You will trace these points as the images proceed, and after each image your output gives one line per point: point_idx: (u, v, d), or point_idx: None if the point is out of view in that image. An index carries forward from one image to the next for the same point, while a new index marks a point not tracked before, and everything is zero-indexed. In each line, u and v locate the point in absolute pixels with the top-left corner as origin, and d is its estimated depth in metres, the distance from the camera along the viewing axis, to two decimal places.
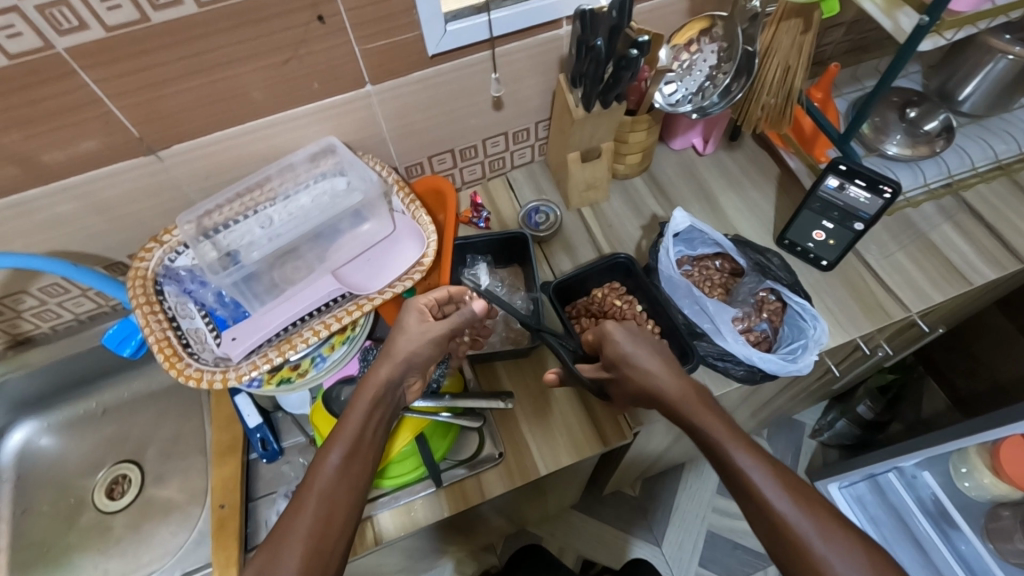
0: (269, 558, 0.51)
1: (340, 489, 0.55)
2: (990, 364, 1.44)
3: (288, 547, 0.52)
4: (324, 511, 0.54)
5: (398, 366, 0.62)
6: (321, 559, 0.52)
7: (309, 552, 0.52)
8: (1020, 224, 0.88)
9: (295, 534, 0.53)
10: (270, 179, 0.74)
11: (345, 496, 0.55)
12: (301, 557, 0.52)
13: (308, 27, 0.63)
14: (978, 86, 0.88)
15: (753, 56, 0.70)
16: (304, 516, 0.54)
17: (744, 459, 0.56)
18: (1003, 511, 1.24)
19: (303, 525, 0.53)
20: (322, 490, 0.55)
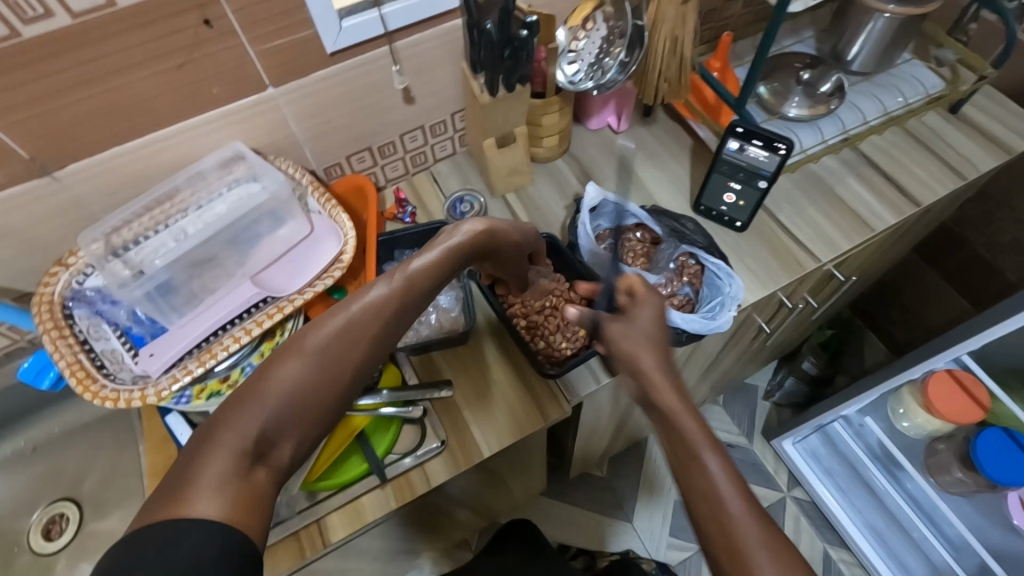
0: (279, 355, 0.45)
1: (357, 334, 0.47)
2: (918, 310, 1.52)
3: (287, 367, 0.44)
4: (335, 358, 0.46)
5: (450, 253, 0.55)
6: (300, 421, 0.44)
7: (286, 408, 0.44)
8: (915, 171, 0.94)
9: (281, 377, 0.44)
10: (178, 191, 0.73)
11: (355, 359, 0.47)
12: (275, 411, 0.43)
13: (196, 31, 0.62)
14: (863, 46, 0.93)
15: (642, 29, 0.75)
16: (335, 326, 0.47)
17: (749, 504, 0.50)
18: (939, 445, 1.30)
19: (310, 354, 0.45)
20: (342, 330, 0.47)
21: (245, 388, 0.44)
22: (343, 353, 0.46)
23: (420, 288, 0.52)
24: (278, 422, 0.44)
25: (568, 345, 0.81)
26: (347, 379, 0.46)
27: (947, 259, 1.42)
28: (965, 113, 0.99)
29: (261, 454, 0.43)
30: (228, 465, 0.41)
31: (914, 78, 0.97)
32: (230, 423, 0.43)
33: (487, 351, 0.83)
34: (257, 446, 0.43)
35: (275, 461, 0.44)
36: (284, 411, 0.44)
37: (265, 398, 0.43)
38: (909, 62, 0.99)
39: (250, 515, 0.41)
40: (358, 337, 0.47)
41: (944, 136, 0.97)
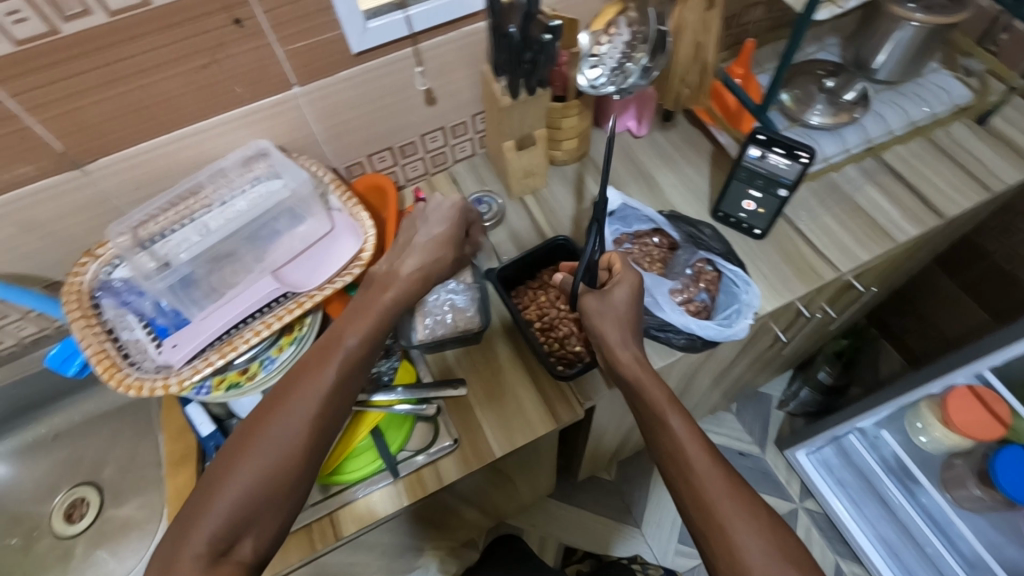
0: (231, 455, 0.55)
1: (301, 419, 0.57)
2: (937, 322, 1.49)
3: (235, 467, 0.54)
4: (274, 456, 0.55)
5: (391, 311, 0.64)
6: (256, 514, 0.54)
7: (238, 502, 0.53)
8: (938, 182, 0.93)
9: (234, 480, 0.54)
10: (204, 187, 0.74)
11: (297, 444, 0.56)
12: (228, 510, 0.53)
13: (224, 30, 0.64)
14: (889, 55, 0.92)
15: (665, 34, 0.74)
16: (275, 421, 0.56)
17: (711, 479, 0.58)
18: (956, 460, 1.29)
19: (252, 450, 0.55)
20: (271, 436, 0.56)
21: (201, 495, 0.54)
22: (286, 442, 0.56)
23: (351, 366, 0.60)
24: (239, 520, 0.53)
25: (581, 347, 0.82)
26: (291, 465, 0.55)
27: (969, 272, 1.39)
28: (992, 124, 0.97)
29: (224, 550, 0.52)
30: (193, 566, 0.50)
31: (939, 87, 0.96)
32: (188, 530, 0.52)
33: (501, 350, 0.84)
34: (220, 544, 0.52)
35: (239, 551, 0.53)
36: (236, 511, 0.53)
37: (218, 499, 0.53)
38: (935, 72, 0.98)
39: None
40: (297, 425, 0.56)
41: (969, 147, 0.95)
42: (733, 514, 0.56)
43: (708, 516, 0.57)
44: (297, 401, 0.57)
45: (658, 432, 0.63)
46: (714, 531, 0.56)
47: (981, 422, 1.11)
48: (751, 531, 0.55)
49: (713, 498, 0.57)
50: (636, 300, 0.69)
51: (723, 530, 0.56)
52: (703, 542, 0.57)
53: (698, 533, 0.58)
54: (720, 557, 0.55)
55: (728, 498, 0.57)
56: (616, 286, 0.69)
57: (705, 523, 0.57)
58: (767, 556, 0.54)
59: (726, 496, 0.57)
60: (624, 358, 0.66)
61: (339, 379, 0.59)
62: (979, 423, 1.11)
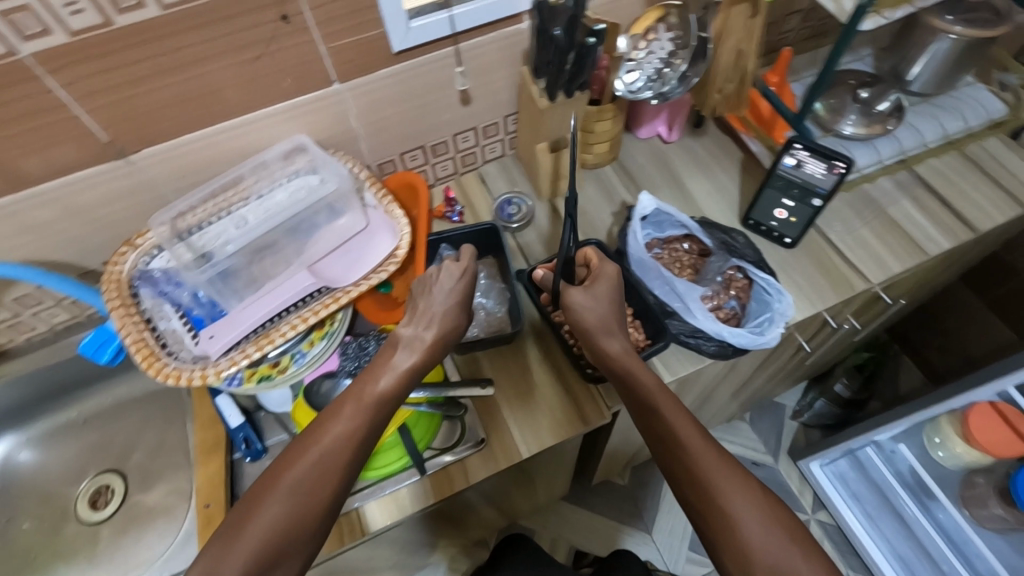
0: (281, 463, 0.56)
1: (354, 434, 0.58)
2: (961, 337, 1.48)
3: (286, 473, 0.55)
4: (326, 463, 0.56)
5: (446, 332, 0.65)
6: (303, 528, 0.54)
7: (285, 513, 0.54)
8: (973, 196, 0.92)
9: (286, 483, 0.55)
10: (244, 179, 0.75)
11: (347, 455, 0.57)
12: (280, 510, 0.54)
13: (272, 26, 0.64)
14: (925, 66, 0.92)
15: (706, 41, 0.74)
16: (325, 430, 0.57)
17: (715, 466, 0.58)
18: (976, 478, 1.27)
19: (305, 459, 0.56)
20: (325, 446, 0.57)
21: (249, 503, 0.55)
22: (337, 455, 0.56)
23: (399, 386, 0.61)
24: (286, 532, 0.53)
25: None
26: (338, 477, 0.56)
27: (995, 287, 1.38)
28: None
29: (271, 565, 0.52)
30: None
31: (976, 101, 0.95)
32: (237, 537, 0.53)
33: (529, 350, 0.84)
34: (269, 556, 0.52)
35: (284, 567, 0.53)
36: (291, 510, 0.54)
37: (265, 506, 0.54)
38: (972, 85, 0.97)
39: None
40: (352, 440, 0.58)
41: (1005, 162, 0.94)
42: (731, 493, 0.57)
43: (707, 491, 0.58)
44: (348, 410, 0.59)
45: (652, 421, 0.62)
46: (714, 505, 0.57)
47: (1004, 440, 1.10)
48: (748, 505, 0.56)
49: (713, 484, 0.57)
50: (617, 293, 0.69)
51: (723, 507, 0.57)
52: (703, 519, 0.58)
53: (699, 521, 0.58)
54: (724, 543, 0.56)
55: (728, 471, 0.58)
56: (596, 282, 0.69)
57: (706, 499, 0.57)
58: (769, 538, 0.55)
59: (725, 472, 0.58)
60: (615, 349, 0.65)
61: (389, 394, 0.60)
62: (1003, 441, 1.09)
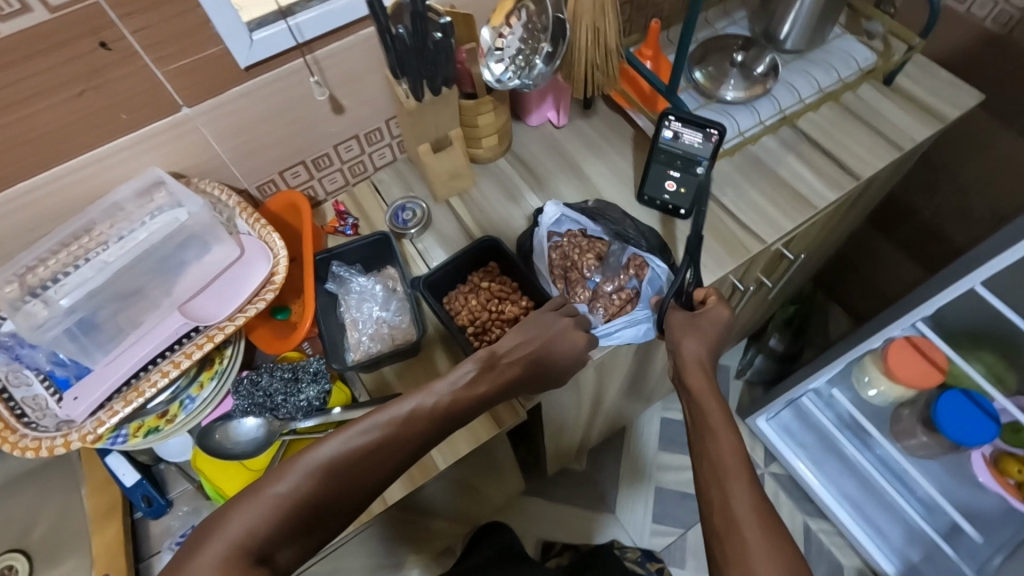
0: (322, 444, 0.54)
1: (390, 437, 0.56)
2: (878, 278, 1.55)
3: (312, 456, 0.52)
4: (325, 473, 0.52)
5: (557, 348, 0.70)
6: (300, 525, 0.50)
7: (288, 510, 0.49)
8: (853, 145, 0.94)
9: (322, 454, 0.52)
10: (96, 224, 0.69)
11: (378, 458, 0.55)
12: (304, 482, 0.51)
13: (94, 55, 0.59)
14: (794, 24, 0.93)
15: (563, 22, 0.74)
16: (365, 427, 0.55)
17: (738, 492, 0.58)
18: (903, 411, 1.33)
19: (334, 448, 0.53)
20: (379, 432, 0.56)
21: (262, 481, 0.51)
22: (366, 452, 0.54)
23: (467, 398, 0.62)
24: (284, 528, 0.49)
25: None
26: (362, 477, 0.54)
27: (899, 227, 1.43)
28: (898, 83, 0.99)
29: (263, 560, 0.48)
30: (222, 561, 0.46)
31: (846, 52, 0.98)
32: (223, 527, 0.48)
33: (438, 359, 0.81)
34: (261, 550, 0.48)
35: (275, 561, 0.49)
36: (271, 522, 0.49)
37: (278, 488, 0.50)
38: (840, 37, 1.00)
39: None
40: (387, 441, 0.56)
41: (879, 109, 0.97)
42: (752, 535, 0.55)
43: (715, 493, 0.60)
44: (416, 403, 0.59)
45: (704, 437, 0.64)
46: (721, 507, 0.58)
47: (924, 374, 1.15)
48: (753, 508, 0.57)
49: (738, 513, 0.57)
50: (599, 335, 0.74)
51: (733, 514, 0.57)
52: (714, 532, 0.58)
53: (715, 538, 0.57)
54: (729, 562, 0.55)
55: (736, 476, 0.59)
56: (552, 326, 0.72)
57: (717, 505, 0.59)
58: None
59: (732, 476, 0.60)
60: (689, 349, 0.70)
61: (448, 406, 0.61)
62: (921, 375, 1.15)
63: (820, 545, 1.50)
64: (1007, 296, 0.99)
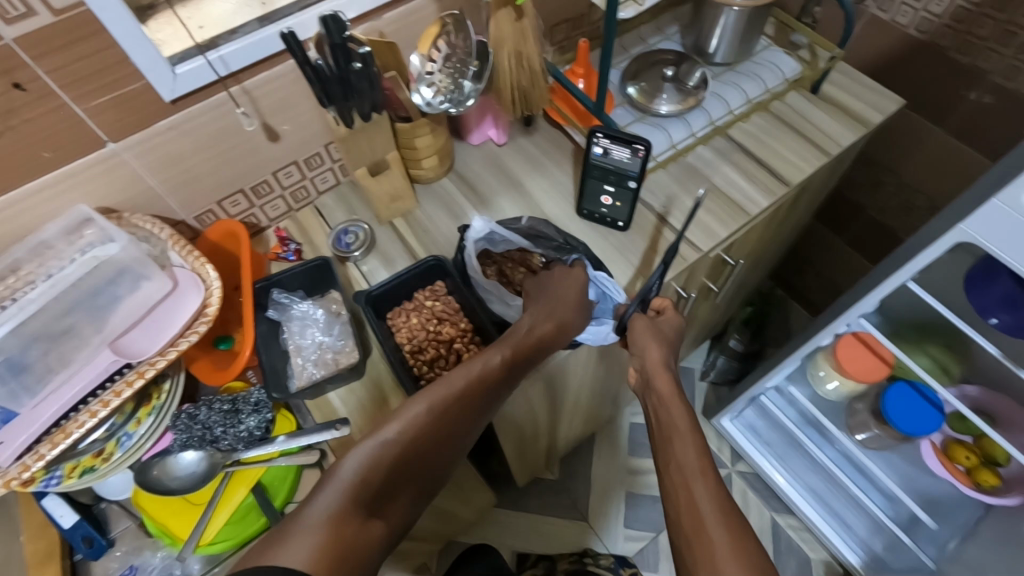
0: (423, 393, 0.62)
1: (472, 390, 0.64)
2: (831, 276, 1.59)
3: (411, 408, 0.60)
4: (431, 422, 0.60)
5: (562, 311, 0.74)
6: (404, 472, 0.58)
7: (394, 455, 0.57)
8: (783, 151, 0.98)
9: (355, 462, 0.55)
10: (23, 264, 0.69)
11: (460, 411, 0.63)
12: (340, 497, 0.52)
13: (8, 96, 0.59)
14: (722, 38, 0.97)
15: (486, 44, 0.76)
16: (455, 381, 0.64)
17: (704, 493, 0.57)
18: (857, 404, 1.37)
19: (427, 400, 0.61)
20: (404, 426, 0.59)
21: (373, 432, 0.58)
22: (451, 406, 0.62)
23: (489, 379, 0.66)
24: (388, 475, 0.56)
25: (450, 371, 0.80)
26: (451, 430, 0.62)
27: (844, 226, 1.48)
28: (825, 91, 1.03)
29: (376, 508, 0.54)
30: (342, 502, 0.52)
31: (773, 63, 1.02)
32: (338, 469, 0.54)
33: (386, 380, 0.81)
34: (374, 494, 0.54)
35: (389, 509, 0.56)
36: (384, 466, 0.56)
37: (383, 435, 0.58)
38: (768, 48, 1.04)
39: (362, 552, 0.50)
40: (469, 395, 0.64)
41: (807, 115, 1.01)
42: (721, 543, 0.53)
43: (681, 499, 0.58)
44: (488, 361, 0.67)
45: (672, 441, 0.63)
46: (691, 516, 0.56)
47: (871, 366, 1.19)
48: (716, 515, 0.55)
49: (706, 520, 0.55)
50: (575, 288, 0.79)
51: (699, 517, 0.56)
52: (679, 538, 0.57)
53: (683, 547, 0.56)
54: (697, 559, 0.54)
55: (701, 478, 0.58)
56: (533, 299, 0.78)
57: (684, 510, 0.57)
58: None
59: (697, 475, 0.59)
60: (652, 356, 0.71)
61: (469, 391, 0.64)
62: (869, 367, 1.19)
63: (789, 541, 1.52)
64: (939, 290, 1.03)
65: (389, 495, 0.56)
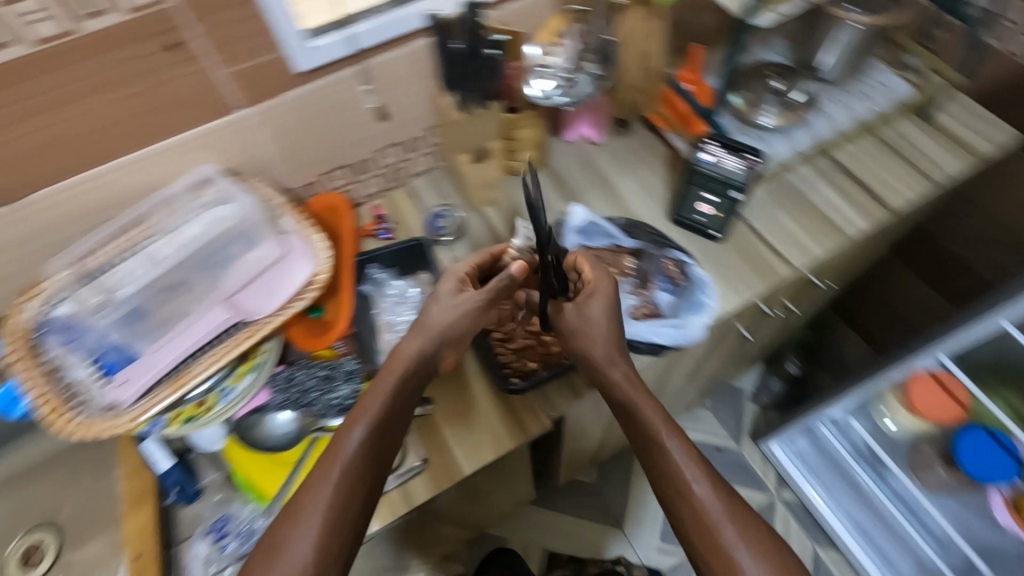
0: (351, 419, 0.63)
1: (406, 391, 0.66)
2: (896, 306, 1.49)
3: (352, 432, 0.62)
4: (372, 429, 0.62)
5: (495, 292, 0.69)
6: (360, 483, 0.60)
7: (353, 470, 0.60)
8: (887, 175, 0.95)
9: (320, 499, 0.59)
10: (149, 216, 0.71)
11: (391, 416, 0.64)
12: (319, 532, 0.58)
13: (159, 56, 0.62)
14: (836, 54, 0.94)
15: (609, 43, 0.78)
16: (382, 389, 0.64)
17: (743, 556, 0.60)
18: (923, 445, 1.25)
19: (366, 415, 0.63)
20: (344, 466, 0.60)
21: (330, 451, 0.61)
22: (387, 413, 0.64)
23: (413, 381, 0.66)
24: (348, 493, 0.60)
25: (535, 363, 0.80)
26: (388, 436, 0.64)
27: (922, 259, 1.40)
28: (936, 118, 1.00)
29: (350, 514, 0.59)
30: (321, 522, 0.58)
31: (884, 85, 0.99)
32: (309, 489, 0.60)
33: (470, 364, 0.82)
34: (342, 503, 0.59)
35: (355, 523, 0.60)
36: (344, 483, 0.60)
37: (336, 458, 0.61)
38: (879, 69, 1.01)
39: (345, 545, 0.59)
40: (389, 403, 0.64)
41: (915, 141, 0.98)
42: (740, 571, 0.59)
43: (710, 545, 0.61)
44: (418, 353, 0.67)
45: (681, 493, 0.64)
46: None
47: (946, 408, 1.13)
48: (760, 568, 0.59)
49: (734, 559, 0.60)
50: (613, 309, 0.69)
51: (724, 550, 0.60)
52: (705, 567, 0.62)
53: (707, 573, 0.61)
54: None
55: (728, 522, 0.61)
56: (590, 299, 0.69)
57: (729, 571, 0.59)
58: None
59: (725, 520, 0.62)
60: (618, 378, 0.68)
61: (398, 398, 0.65)
62: (943, 409, 1.13)
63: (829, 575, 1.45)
64: None
65: (356, 509, 0.60)
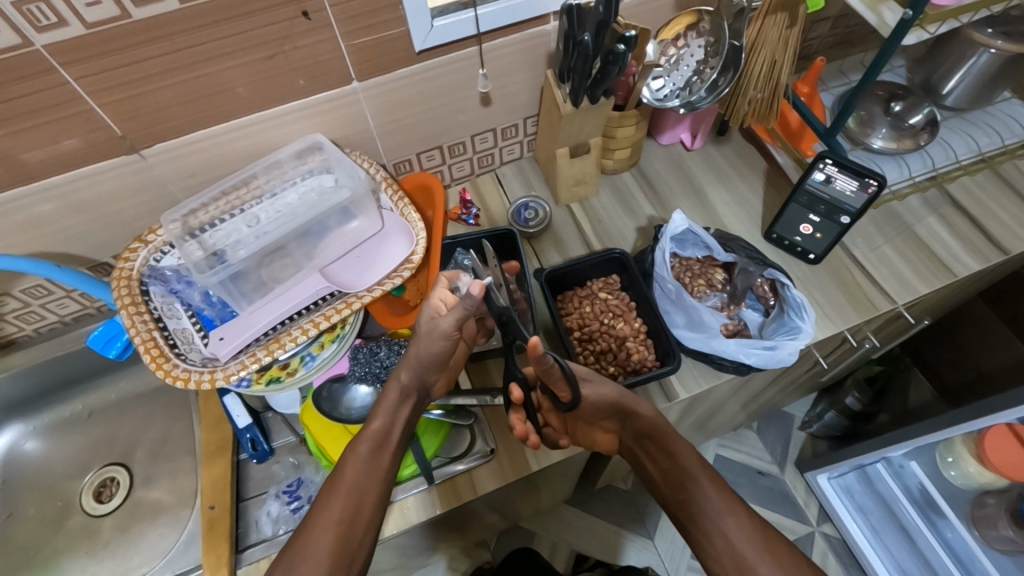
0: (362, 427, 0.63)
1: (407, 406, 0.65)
2: (975, 359, 1.36)
3: (360, 441, 0.61)
4: (377, 440, 0.62)
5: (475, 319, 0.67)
6: (368, 491, 0.59)
7: (363, 479, 0.59)
8: (1002, 215, 0.90)
9: (329, 511, 0.57)
10: (256, 178, 0.73)
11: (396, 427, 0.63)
12: (332, 539, 0.56)
13: (293, 22, 0.62)
14: (960, 80, 0.88)
15: (739, 51, 0.72)
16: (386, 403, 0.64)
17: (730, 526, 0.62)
18: (988, 499, 1.16)
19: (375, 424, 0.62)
20: (351, 480, 0.59)
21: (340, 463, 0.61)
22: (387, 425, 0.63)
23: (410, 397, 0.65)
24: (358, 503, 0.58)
25: (615, 368, 0.78)
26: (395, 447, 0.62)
27: (1014, 304, 1.27)
28: None
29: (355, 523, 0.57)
30: (335, 534, 0.56)
31: (1011, 117, 0.92)
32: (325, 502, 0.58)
33: None
34: (351, 511, 0.58)
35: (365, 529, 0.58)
36: (355, 488, 0.59)
37: (347, 471, 0.60)
38: (1007, 101, 0.94)
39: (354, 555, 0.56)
40: (396, 413, 0.64)
41: None
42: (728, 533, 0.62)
43: (701, 522, 0.63)
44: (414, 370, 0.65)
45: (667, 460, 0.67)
46: (725, 548, 0.61)
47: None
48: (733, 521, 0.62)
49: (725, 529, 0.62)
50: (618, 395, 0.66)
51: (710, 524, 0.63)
52: (690, 532, 0.64)
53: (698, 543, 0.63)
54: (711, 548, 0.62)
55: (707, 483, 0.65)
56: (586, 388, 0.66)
57: (722, 548, 0.61)
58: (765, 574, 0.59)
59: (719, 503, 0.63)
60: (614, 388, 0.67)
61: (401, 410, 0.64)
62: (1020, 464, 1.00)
63: None
64: None
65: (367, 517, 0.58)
